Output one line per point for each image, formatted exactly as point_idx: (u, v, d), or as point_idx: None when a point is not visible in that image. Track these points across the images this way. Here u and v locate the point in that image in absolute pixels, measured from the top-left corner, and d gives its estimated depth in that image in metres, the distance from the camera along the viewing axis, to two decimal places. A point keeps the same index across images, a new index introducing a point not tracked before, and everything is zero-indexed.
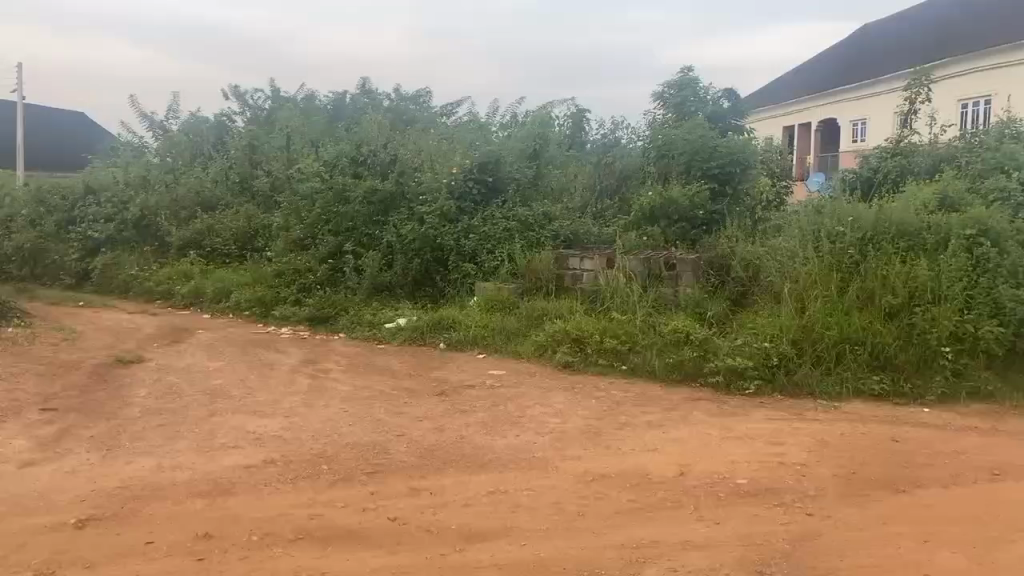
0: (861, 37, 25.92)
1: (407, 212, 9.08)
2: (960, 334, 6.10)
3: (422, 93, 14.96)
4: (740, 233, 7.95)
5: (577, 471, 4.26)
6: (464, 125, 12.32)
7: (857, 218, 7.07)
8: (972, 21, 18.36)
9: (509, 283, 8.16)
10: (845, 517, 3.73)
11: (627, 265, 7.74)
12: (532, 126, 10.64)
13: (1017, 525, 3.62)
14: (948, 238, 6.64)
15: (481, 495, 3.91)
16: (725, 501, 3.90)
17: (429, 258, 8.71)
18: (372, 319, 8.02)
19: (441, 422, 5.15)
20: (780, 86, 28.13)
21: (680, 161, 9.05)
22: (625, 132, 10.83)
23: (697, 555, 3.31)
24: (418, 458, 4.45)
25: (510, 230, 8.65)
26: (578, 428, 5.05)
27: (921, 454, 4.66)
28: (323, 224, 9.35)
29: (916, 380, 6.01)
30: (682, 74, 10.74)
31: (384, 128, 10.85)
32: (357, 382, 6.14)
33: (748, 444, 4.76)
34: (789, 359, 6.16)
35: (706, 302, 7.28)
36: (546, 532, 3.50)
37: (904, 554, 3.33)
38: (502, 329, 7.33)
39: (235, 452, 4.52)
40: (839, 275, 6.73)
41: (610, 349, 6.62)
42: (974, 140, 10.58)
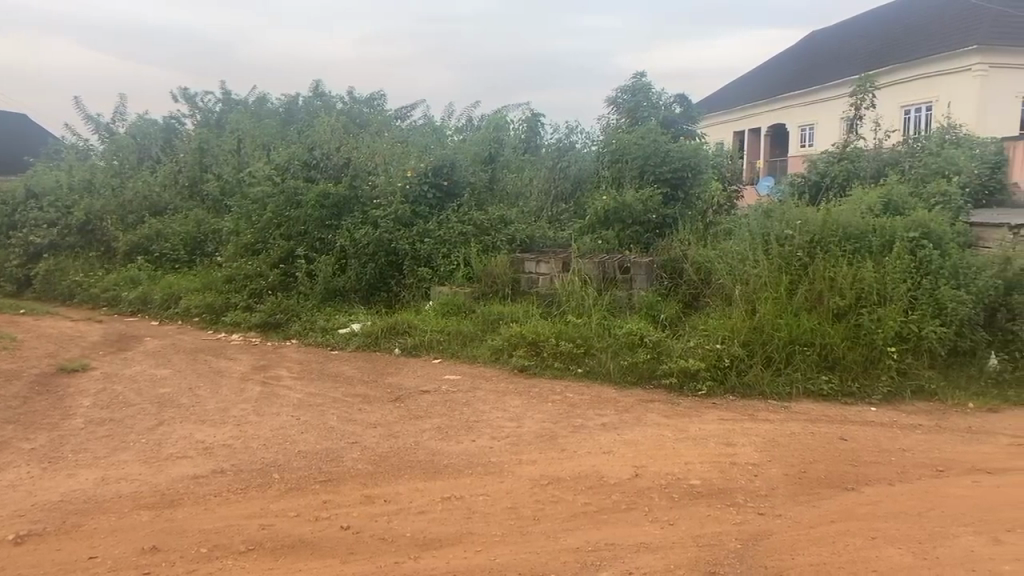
0: (808, 44, 26.56)
1: (361, 216, 8.98)
2: (905, 334, 6.25)
3: (376, 96, 14.86)
4: (693, 236, 8.06)
5: (532, 475, 4.26)
6: (419, 128, 12.29)
7: (805, 221, 7.24)
8: (912, 29, 18.94)
9: (465, 287, 8.15)
10: (795, 515, 3.79)
11: (582, 268, 7.79)
12: (487, 130, 10.64)
13: (960, 520, 3.72)
14: (892, 241, 6.86)
15: (436, 501, 3.88)
16: (679, 502, 3.93)
17: (384, 262, 8.61)
18: (326, 325, 7.92)
19: (396, 428, 5.09)
20: (732, 91, 28.56)
21: (633, 164, 9.14)
22: (580, 136, 10.87)
23: (651, 557, 3.33)
24: (372, 465, 4.40)
25: (465, 233, 8.65)
26: (534, 432, 5.04)
27: (868, 452, 4.76)
28: (275, 228, 9.22)
29: (863, 380, 6.12)
30: (635, 80, 10.89)
31: (337, 129, 10.75)
32: (309, 389, 6.04)
33: (701, 445, 4.81)
34: (739, 361, 6.24)
35: (659, 305, 7.36)
36: (502, 537, 3.49)
37: (853, 550, 3.40)
38: (457, 334, 7.30)
39: (183, 462, 4.42)
40: (788, 276, 6.86)
41: (566, 353, 6.63)
42: (916, 145, 10.92)
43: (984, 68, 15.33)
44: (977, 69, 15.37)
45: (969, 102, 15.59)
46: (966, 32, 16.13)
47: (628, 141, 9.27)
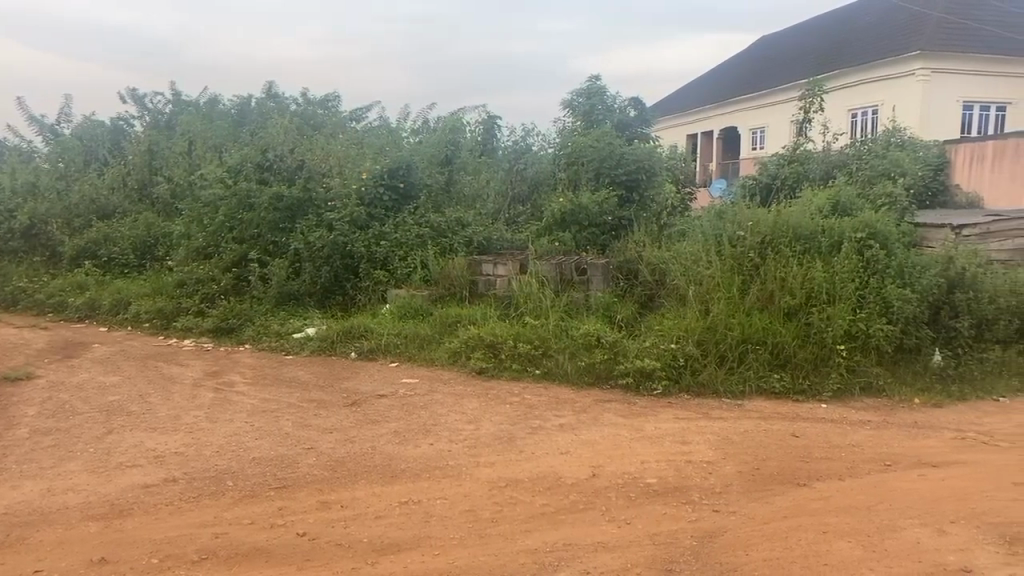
0: (758, 48, 27.09)
1: (315, 219, 8.87)
2: (854, 333, 6.40)
3: (330, 97, 14.74)
4: (648, 238, 8.16)
5: (490, 478, 4.26)
6: (374, 130, 12.23)
7: (756, 222, 7.38)
8: (858, 35, 19.42)
9: (422, 290, 8.11)
10: (749, 511, 3.86)
11: (539, 270, 7.79)
12: (444, 132, 10.62)
13: (906, 512, 3.83)
14: (840, 242, 7.06)
15: (394, 506, 3.86)
16: (635, 501, 3.97)
17: (339, 265, 8.51)
18: (280, 329, 7.81)
19: (352, 433, 5.05)
20: (685, 95, 28.98)
21: (589, 167, 9.20)
22: (537, 139, 10.93)
23: (609, 556, 3.36)
24: (328, 470, 4.35)
25: (422, 236, 8.62)
26: (491, 435, 5.04)
27: (819, 448, 4.86)
28: (227, 231, 9.08)
29: (813, 378, 6.25)
30: (590, 83, 10.99)
31: (290, 131, 10.61)
32: (263, 395, 5.96)
33: (657, 444, 4.86)
34: (694, 360, 6.32)
35: (616, 306, 7.42)
36: (461, 540, 3.48)
37: (806, 545, 3.46)
38: (414, 337, 7.26)
39: (133, 471, 4.32)
40: (741, 277, 6.99)
41: (524, 355, 6.64)
42: (863, 148, 11.21)
43: (926, 73, 15.77)
44: (919, 73, 15.80)
45: (912, 107, 16.02)
46: (909, 38, 16.59)
47: (584, 143, 9.35)
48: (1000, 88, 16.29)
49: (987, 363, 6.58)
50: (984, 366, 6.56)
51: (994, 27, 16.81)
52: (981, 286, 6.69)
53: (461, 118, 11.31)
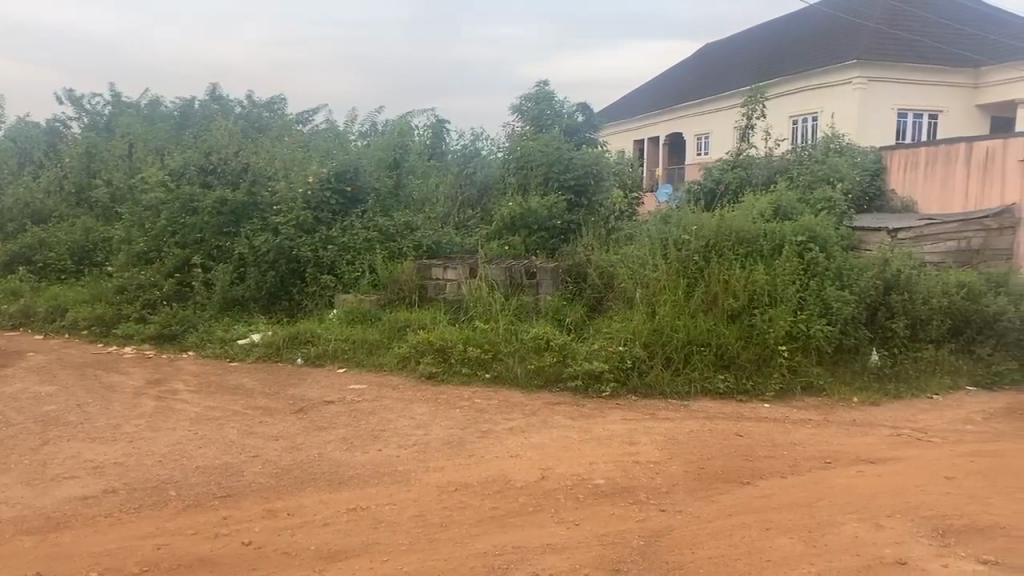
0: (702, 55, 27.65)
1: (260, 222, 8.74)
2: (795, 334, 6.56)
3: (275, 99, 14.55)
4: (597, 242, 8.24)
5: (439, 483, 4.25)
6: (321, 133, 12.12)
7: (701, 226, 7.55)
8: (799, 44, 19.94)
9: (371, 294, 8.04)
10: (695, 510, 3.93)
11: (489, 273, 7.80)
12: (392, 136, 10.59)
13: (845, 508, 3.94)
14: (781, 245, 7.27)
15: (342, 513, 3.82)
16: (584, 502, 4.00)
17: (285, 270, 8.38)
18: (223, 335, 7.66)
19: (299, 440, 4.99)
20: (633, 101, 29.32)
21: (538, 172, 9.27)
22: (485, 143, 10.95)
23: (557, 557, 3.38)
24: (274, 478, 4.29)
25: (370, 240, 8.56)
26: (440, 439, 5.02)
27: (762, 447, 4.97)
28: (169, 236, 8.88)
29: (756, 378, 6.39)
30: (538, 88, 11.07)
31: (234, 134, 10.42)
32: (207, 403, 5.84)
33: (605, 445, 4.92)
34: (641, 362, 6.41)
35: (565, 309, 7.47)
36: (409, 545, 3.46)
37: (749, 542, 3.54)
38: (362, 342, 7.20)
39: (71, 482, 4.20)
40: (686, 279, 7.11)
41: (474, 359, 6.63)
42: (803, 153, 11.55)
43: (863, 81, 16.26)
44: (857, 81, 16.28)
45: (850, 113, 16.50)
46: (847, 48, 17.08)
47: (532, 148, 9.43)
48: (933, 97, 16.86)
49: (922, 361, 6.78)
50: (919, 364, 6.77)
51: (927, 37, 17.38)
52: (915, 287, 6.95)
53: (410, 121, 11.28)
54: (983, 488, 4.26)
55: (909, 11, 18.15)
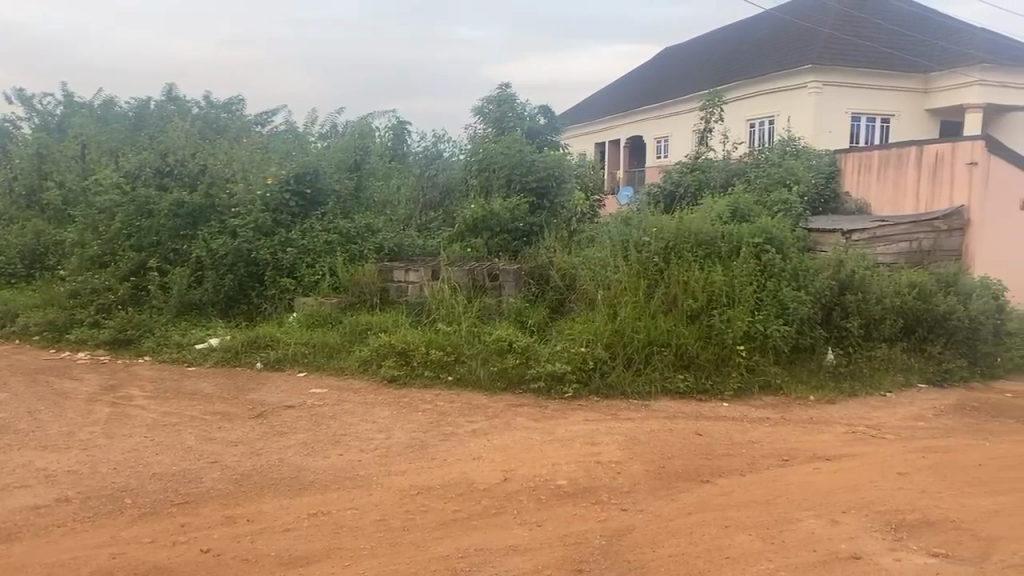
0: (661, 59, 27.96)
1: (218, 225, 8.61)
2: (753, 334, 6.66)
3: (233, 100, 14.36)
4: (558, 244, 8.27)
5: (401, 486, 4.23)
6: (281, 134, 12.00)
7: (660, 228, 7.64)
8: (756, 48, 20.26)
9: (331, 298, 7.98)
10: (655, 509, 3.98)
11: (451, 276, 7.79)
12: (353, 137, 10.52)
13: (801, 504, 4.02)
14: (738, 246, 7.39)
15: (303, 518, 3.79)
16: (547, 503, 4.02)
17: (243, 273, 8.27)
18: (181, 340, 7.53)
19: (258, 445, 4.93)
20: (594, 104, 29.52)
21: (500, 174, 9.29)
22: (447, 145, 10.96)
23: (519, 559, 3.39)
24: (234, 484, 4.24)
25: (331, 242, 8.49)
26: (402, 443, 5.00)
27: (721, 446, 5.04)
28: (124, 239, 8.71)
29: (715, 378, 6.47)
30: (499, 90, 11.08)
31: (191, 135, 10.25)
32: (164, 408, 5.74)
33: (567, 446, 4.94)
34: (603, 363, 6.46)
35: (528, 311, 7.49)
36: (372, 550, 3.45)
37: (709, 540, 3.59)
38: (322, 345, 7.14)
39: (23, 492, 4.10)
40: (646, 281, 7.18)
41: (436, 361, 6.61)
42: (760, 156, 11.76)
43: (818, 85, 16.56)
44: (812, 86, 16.58)
45: (806, 117, 16.79)
46: (803, 52, 17.41)
47: (495, 150, 9.44)
48: (885, 101, 17.26)
49: (875, 359, 6.93)
50: (873, 363, 6.91)
51: (879, 43, 17.79)
52: (868, 288, 7.11)
53: (370, 122, 11.22)
54: (934, 482, 4.37)
55: (861, 17, 18.57)
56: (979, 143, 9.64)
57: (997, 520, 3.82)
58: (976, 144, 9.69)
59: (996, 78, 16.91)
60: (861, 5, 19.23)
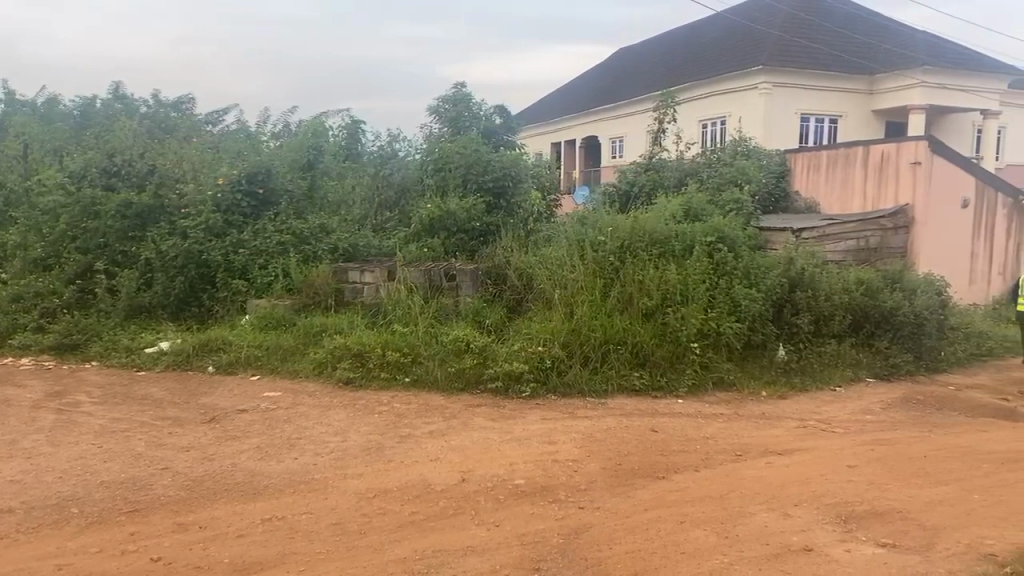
0: (616, 59, 28.18)
1: (168, 226, 8.43)
2: (707, 331, 6.75)
3: (183, 98, 14.09)
4: (515, 243, 8.28)
5: (357, 489, 4.20)
6: (232, 134, 11.80)
7: (615, 228, 7.71)
8: (708, 49, 20.54)
9: (284, 299, 7.87)
10: (612, 506, 4.01)
11: (408, 277, 7.74)
12: (306, 136, 10.40)
13: (754, 498, 4.09)
14: (692, 245, 7.52)
15: (257, 524, 3.73)
16: (504, 503, 4.02)
17: (194, 275, 8.10)
18: (129, 344, 7.36)
19: (210, 450, 4.84)
20: (550, 104, 29.62)
21: (456, 174, 9.27)
22: (403, 144, 10.90)
23: (477, 559, 3.39)
24: (185, 490, 4.16)
25: (284, 243, 8.39)
26: (358, 446, 4.96)
27: (676, 442, 5.10)
28: (69, 241, 8.48)
29: (670, 374, 6.55)
30: (455, 90, 11.05)
31: (139, 135, 9.99)
32: (112, 414, 5.60)
33: (525, 445, 4.96)
34: (560, 361, 6.48)
35: (485, 311, 7.48)
36: (327, 554, 3.41)
37: (665, 535, 3.63)
38: (277, 348, 7.04)
39: None
40: (602, 280, 7.23)
41: (393, 363, 6.57)
42: (712, 156, 11.94)
43: (769, 86, 16.84)
44: (762, 87, 16.85)
45: (757, 117, 17.07)
46: (754, 54, 17.69)
47: (451, 150, 9.40)
48: (833, 102, 17.63)
49: (825, 355, 7.09)
50: (823, 358, 7.07)
51: (827, 45, 18.17)
52: (817, 285, 7.28)
53: (324, 122, 11.09)
54: (881, 474, 4.48)
55: (809, 20, 18.95)
56: (922, 143, 9.85)
57: (942, 509, 3.93)
58: (919, 143, 9.88)
59: (938, 80, 17.42)
60: (808, 8, 19.63)
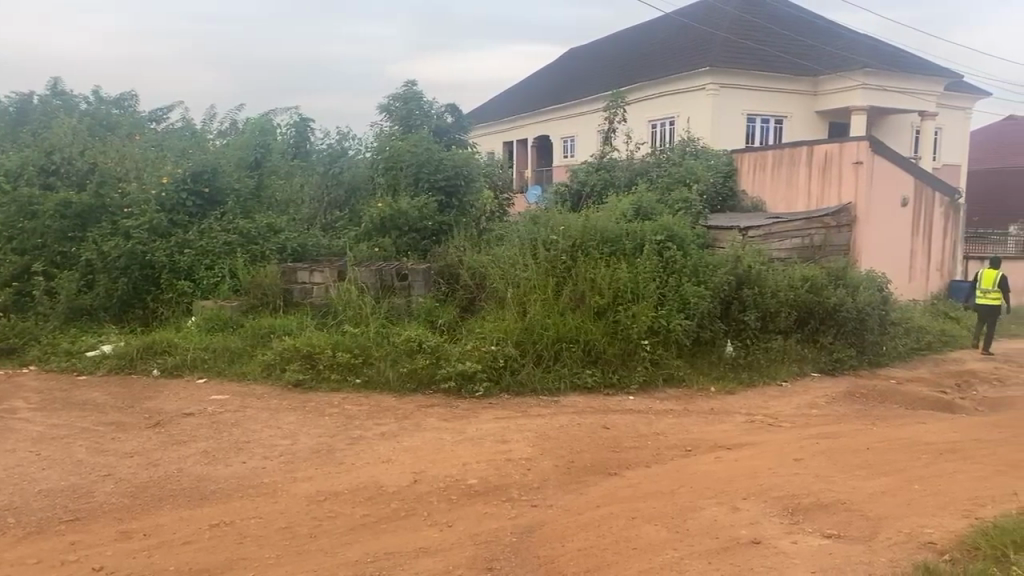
0: (567, 59, 28.33)
1: (109, 226, 8.20)
2: (657, 328, 6.83)
3: (125, 95, 13.72)
4: (467, 242, 8.27)
5: (308, 493, 4.14)
6: (176, 132, 11.54)
7: (567, 227, 7.77)
8: (657, 49, 20.78)
9: (232, 300, 7.72)
10: (564, 503, 4.03)
11: (358, 276, 7.65)
12: (253, 134, 10.22)
13: (704, 493, 4.15)
14: (642, 244, 7.60)
15: (203, 530, 3.66)
16: (457, 503, 4.01)
17: (138, 276, 7.89)
18: (69, 348, 7.14)
19: (155, 456, 4.73)
20: (501, 103, 29.61)
21: (407, 173, 9.21)
22: (353, 143, 10.81)
23: (430, 560, 3.37)
24: (129, 497, 4.05)
25: (230, 243, 8.23)
26: (309, 449, 4.89)
27: (628, 438, 5.15)
28: (5, 242, 8.19)
29: (622, 372, 6.62)
30: (406, 88, 10.98)
31: (79, 133, 9.70)
32: (51, 421, 5.43)
33: (477, 445, 4.95)
34: (513, 360, 6.48)
35: (437, 311, 7.44)
36: (276, 559, 3.35)
37: (617, 531, 3.66)
38: (224, 351, 6.90)
39: None
40: (554, 278, 7.26)
41: (344, 364, 6.49)
42: (661, 156, 12.09)
43: (716, 87, 17.11)
44: (710, 88, 17.10)
45: (705, 118, 17.30)
46: (701, 54, 17.95)
47: (402, 148, 9.34)
48: (779, 103, 17.99)
49: (771, 350, 7.24)
50: (770, 354, 7.22)
51: (773, 47, 18.54)
52: (764, 282, 7.41)
53: (271, 120, 10.90)
54: (826, 467, 4.59)
55: (755, 23, 19.32)
56: (863, 143, 10.10)
57: (884, 500, 4.04)
58: (861, 143, 10.14)
59: (878, 81, 17.91)
60: (754, 11, 20.00)
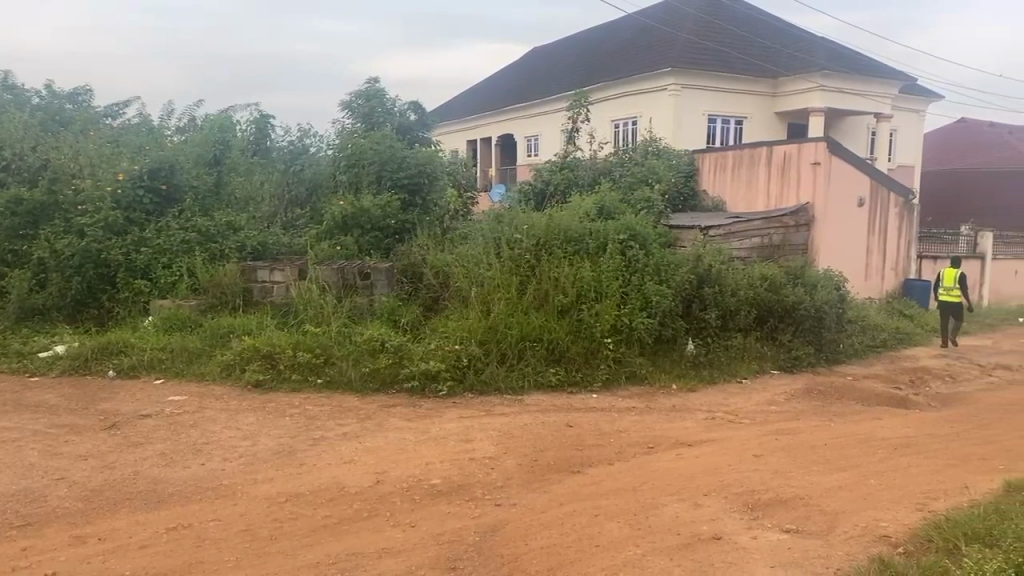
0: (530, 58, 28.36)
1: (62, 225, 7.97)
2: (620, 327, 6.87)
3: (79, 91, 13.40)
4: (431, 241, 8.25)
5: (268, 494, 4.09)
6: (133, 128, 11.32)
7: (531, 225, 7.79)
8: (620, 49, 20.91)
9: (190, 299, 7.59)
10: (528, 502, 4.03)
11: (320, 274, 7.58)
12: (211, 131, 10.06)
13: (666, 489, 4.19)
14: (605, 243, 7.64)
15: (161, 533, 3.59)
16: (421, 503, 3.99)
17: (92, 275, 7.69)
18: (21, 349, 6.96)
19: (110, 458, 4.63)
20: (464, 102, 29.51)
21: (370, 170, 9.15)
22: (314, 140, 10.72)
23: (392, 561, 3.35)
24: (83, 501, 3.96)
25: (188, 242, 8.09)
26: (269, 450, 4.83)
27: (590, 436, 5.18)
28: None
29: (585, 370, 6.65)
30: (368, 85, 10.90)
31: (30, 128, 9.47)
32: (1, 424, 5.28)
33: (441, 444, 4.93)
34: (476, 359, 6.47)
35: (400, 310, 7.40)
36: (236, 562, 3.31)
37: (580, 529, 3.68)
38: (182, 351, 6.78)
39: None
40: (518, 277, 7.27)
41: (305, 364, 6.42)
42: (624, 155, 12.17)
43: (678, 87, 17.25)
44: (672, 88, 17.24)
45: (667, 118, 17.45)
46: (663, 55, 18.11)
47: (364, 145, 9.28)
48: (739, 103, 18.21)
49: (731, 349, 7.34)
50: (730, 351, 7.32)
51: (733, 49, 18.78)
52: (724, 281, 7.50)
53: (230, 116, 10.73)
54: (785, 462, 4.66)
55: (716, 24, 19.55)
56: (821, 143, 10.27)
57: (841, 495, 4.12)
58: (819, 144, 10.30)
59: (835, 83, 18.24)
60: (715, 13, 20.25)
